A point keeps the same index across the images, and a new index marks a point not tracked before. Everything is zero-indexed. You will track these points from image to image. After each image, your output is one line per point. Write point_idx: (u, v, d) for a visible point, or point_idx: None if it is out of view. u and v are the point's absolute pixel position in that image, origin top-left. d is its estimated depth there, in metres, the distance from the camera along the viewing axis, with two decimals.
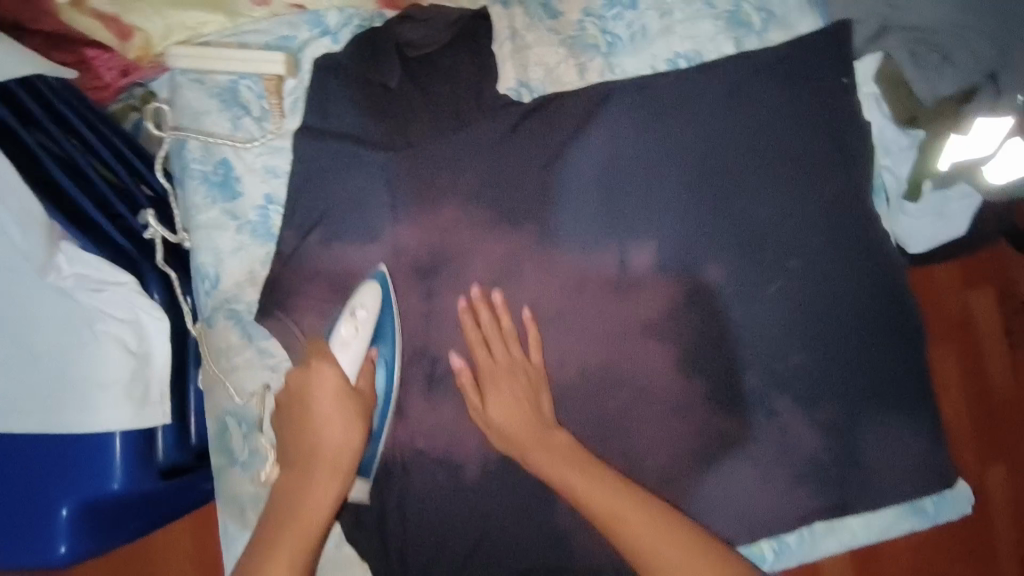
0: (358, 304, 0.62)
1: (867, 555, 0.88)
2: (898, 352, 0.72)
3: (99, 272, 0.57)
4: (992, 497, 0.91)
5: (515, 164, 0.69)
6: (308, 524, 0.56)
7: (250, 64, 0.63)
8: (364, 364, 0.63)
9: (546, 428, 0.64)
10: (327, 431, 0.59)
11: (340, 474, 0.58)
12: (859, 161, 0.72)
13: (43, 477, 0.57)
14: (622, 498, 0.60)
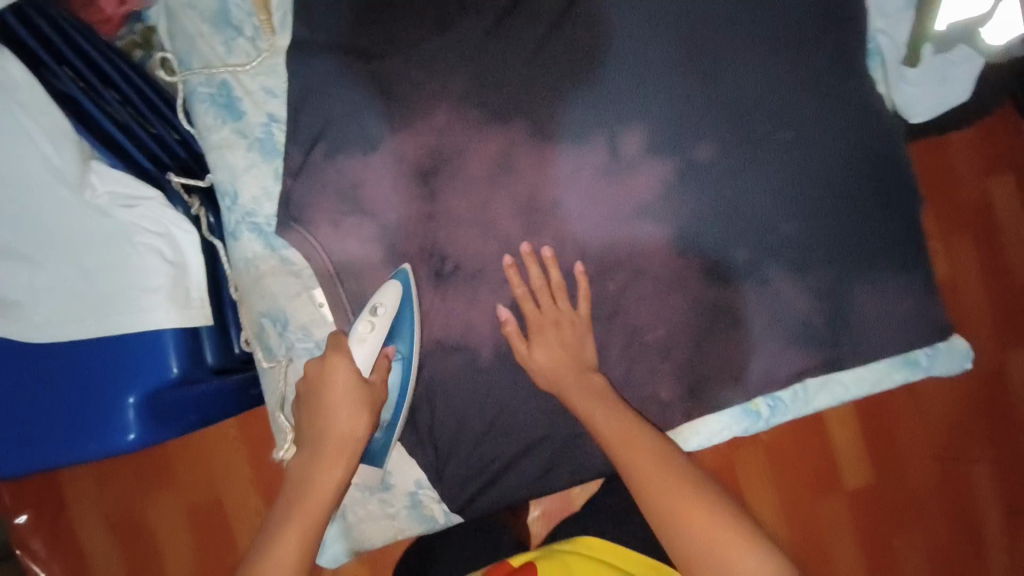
0: (379, 302, 0.65)
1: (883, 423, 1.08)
2: (890, 215, 0.73)
3: (129, 188, 0.61)
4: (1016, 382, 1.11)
5: (505, 58, 0.70)
6: (315, 509, 0.56)
7: None
8: (380, 359, 0.65)
9: (585, 371, 0.68)
10: (338, 417, 0.60)
11: (345, 457, 0.59)
12: (851, 27, 0.74)
13: (97, 374, 0.62)
14: (635, 435, 0.62)
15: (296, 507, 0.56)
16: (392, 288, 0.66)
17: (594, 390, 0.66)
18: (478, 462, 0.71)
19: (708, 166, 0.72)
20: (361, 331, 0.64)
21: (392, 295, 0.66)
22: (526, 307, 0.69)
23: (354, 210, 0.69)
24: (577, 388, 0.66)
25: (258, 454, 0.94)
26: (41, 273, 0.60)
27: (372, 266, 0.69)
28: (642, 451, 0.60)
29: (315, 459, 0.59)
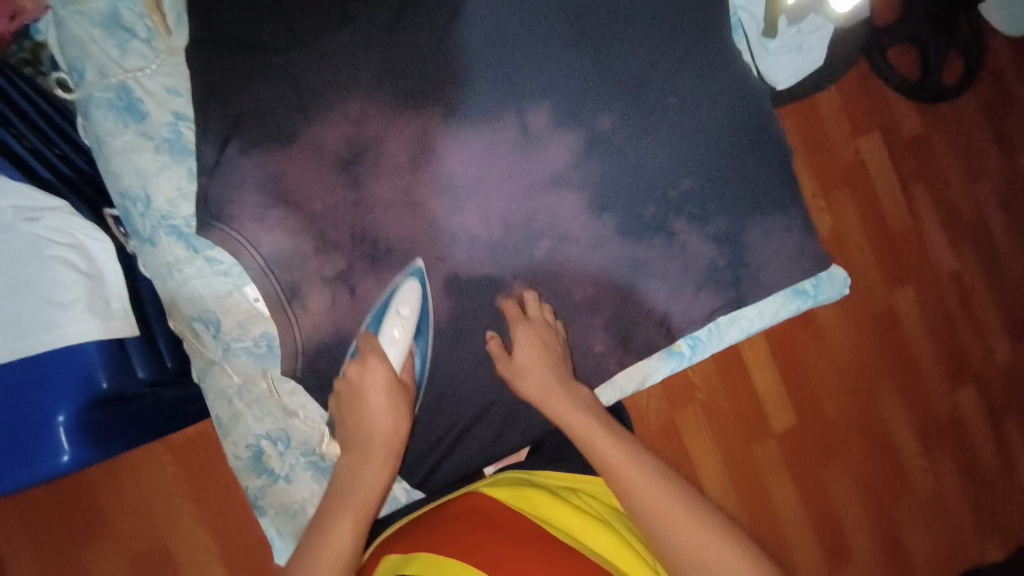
0: (401, 304, 0.70)
1: (802, 365, 1.25)
2: (770, 164, 0.84)
3: (34, 202, 0.60)
4: (907, 311, 1.32)
5: (410, 48, 0.73)
6: (366, 499, 0.63)
7: None
8: (407, 356, 0.71)
9: (569, 378, 0.72)
10: (380, 420, 0.66)
11: (391, 458, 0.66)
12: (715, 3, 0.83)
13: (18, 399, 0.59)
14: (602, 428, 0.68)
15: (351, 494, 0.63)
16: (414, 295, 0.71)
17: (548, 382, 0.70)
18: (433, 434, 0.74)
19: (610, 135, 0.78)
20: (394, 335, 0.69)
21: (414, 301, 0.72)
22: (510, 309, 0.74)
23: (277, 203, 0.69)
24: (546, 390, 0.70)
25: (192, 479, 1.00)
26: None
27: (303, 256, 0.70)
28: (594, 427, 0.68)
29: (364, 460, 0.65)
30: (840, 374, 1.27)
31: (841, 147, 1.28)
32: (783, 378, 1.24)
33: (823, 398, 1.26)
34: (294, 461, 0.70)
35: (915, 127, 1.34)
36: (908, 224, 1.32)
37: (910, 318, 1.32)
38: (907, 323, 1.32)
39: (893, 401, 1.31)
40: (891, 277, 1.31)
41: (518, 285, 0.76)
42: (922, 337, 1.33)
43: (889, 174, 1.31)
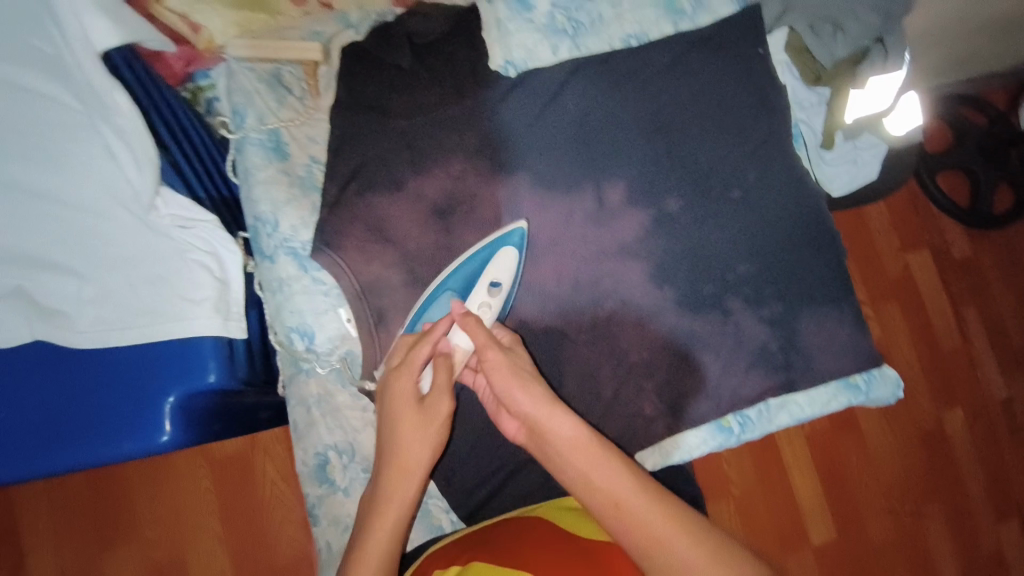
0: (495, 278, 0.77)
1: (842, 477, 1.24)
2: (824, 259, 0.89)
3: (190, 212, 0.70)
4: (956, 434, 1.32)
5: (509, 125, 0.84)
6: (393, 526, 0.61)
7: (294, 50, 0.79)
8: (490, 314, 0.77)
9: (610, 448, 0.62)
10: (408, 439, 0.64)
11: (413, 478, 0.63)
12: (779, 111, 0.91)
13: (138, 378, 0.67)
14: (655, 509, 0.58)
15: (373, 522, 0.61)
16: (512, 255, 0.78)
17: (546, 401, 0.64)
18: (484, 470, 0.77)
19: (676, 217, 0.86)
20: (483, 301, 0.76)
21: (509, 258, 0.78)
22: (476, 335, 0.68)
23: (379, 239, 0.79)
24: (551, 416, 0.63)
25: (223, 491, 1.14)
26: (87, 286, 0.67)
27: (393, 287, 0.79)
28: (646, 497, 0.58)
29: (389, 482, 0.63)
30: (881, 490, 1.26)
31: (888, 259, 1.33)
32: (824, 486, 1.23)
33: (867, 516, 1.25)
34: (355, 475, 0.75)
35: (965, 249, 1.38)
36: (958, 344, 1.35)
37: (959, 443, 1.31)
38: (956, 447, 1.31)
39: (937, 526, 1.28)
40: (941, 398, 1.32)
41: (578, 339, 0.83)
42: (969, 462, 1.31)
43: (938, 290, 1.35)
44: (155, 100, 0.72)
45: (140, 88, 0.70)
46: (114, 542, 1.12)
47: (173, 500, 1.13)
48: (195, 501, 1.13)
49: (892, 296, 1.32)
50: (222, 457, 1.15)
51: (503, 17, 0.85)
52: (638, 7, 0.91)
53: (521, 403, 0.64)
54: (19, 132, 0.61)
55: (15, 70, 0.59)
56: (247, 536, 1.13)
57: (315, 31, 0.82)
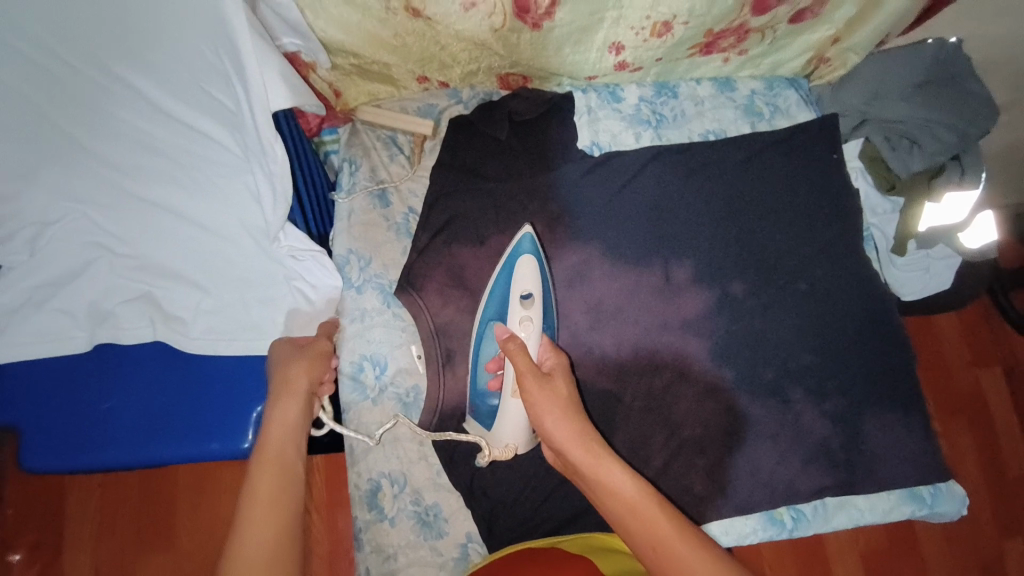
0: (525, 289, 0.76)
1: None
2: (893, 361, 0.88)
3: (304, 244, 0.76)
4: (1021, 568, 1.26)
5: (588, 197, 0.92)
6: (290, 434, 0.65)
7: (411, 124, 0.90)
8: (546, 346, 0.78)
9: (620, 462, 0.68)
10: (301, 367, 0.70)
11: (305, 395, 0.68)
12: (850, 213, 0.94)
13: (233, 387, 0.75)
14: (662, 518, 0.63)
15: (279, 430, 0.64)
16: (529, 263, 0.76)
17: (586, 447, 0.68)
18: (526, 520, 0.79)
19: (740, 301, 0.89)
20: (523, 316, 0.75)
21: (529, 266, 0.76)
22: (517, 361, 0.73)
23: (457, 286, 0.86)
24: (592, 464, 0.67)
25: None
26: (205, 298, 0.77)
27: (464, 332, 0.84)
28: (667, 516, 0.64)
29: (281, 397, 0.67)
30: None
31: (960, 374, 1.34)
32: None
33: None
34: (404, 506, 0.78)
35: None
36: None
37: None
38: None
39: None
40: (1006, 529, 1.28)
41: (633, 406, 0.85)
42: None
43: (1009, 410, 1.33)
44: (296, 145, 0.80)
45: (292, 143, 0.79)
46: (148, 545, 1.17)
47: (209, 513, 1.18)
48: (230, 517, 1.17)
49: (959, 412, 1.32)
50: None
51: (593, 105, 0.94)
52: (718, 106, 0.99)
53: (552, 433, 0.70)
54: (184, 167, 0.73)
55: (192, 116, 0.69)
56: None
57: (428, 105, 0.93)
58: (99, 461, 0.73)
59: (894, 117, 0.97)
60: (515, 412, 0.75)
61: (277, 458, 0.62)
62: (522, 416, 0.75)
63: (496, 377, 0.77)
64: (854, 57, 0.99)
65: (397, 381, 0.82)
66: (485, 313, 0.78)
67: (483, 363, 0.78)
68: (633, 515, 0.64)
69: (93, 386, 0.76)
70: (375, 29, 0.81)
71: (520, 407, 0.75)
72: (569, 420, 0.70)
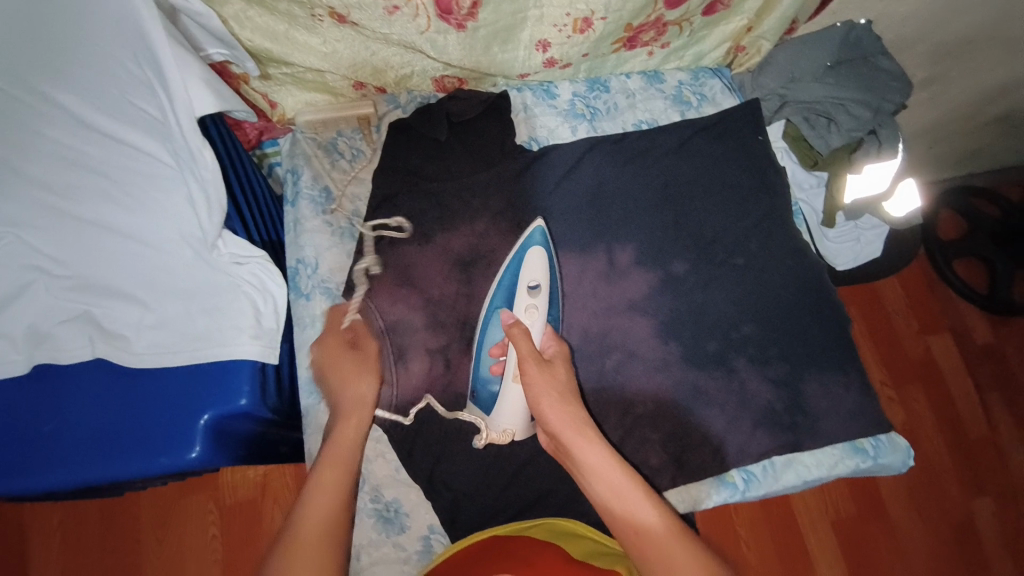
0: (534, 278, 0.81)
1: (860, 559, 1.27)
2: (828, 324, 0.93)
3: (245, 249, 0.78)
4: (982, 520, 1.32)
5: (530, 191, 0.95)
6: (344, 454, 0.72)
7: (350, 107, 0.93)
8: (546, 334, 0.82)
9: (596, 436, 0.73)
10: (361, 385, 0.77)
11: (361, 411, 0.75)
12: (779, 189, 0.98)
13: (178, 399, 0.74)
14: (629, 490, 0.70)
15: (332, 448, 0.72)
16: (540, 255, 0.81)
17: (577, 428, 0.73)
18: (489, 506, 0.80)
19: (682, 279, 0.93)
20: (529, 304, 0.81)
21: (539, 258, 0.81)
22: (520, 346, 0.78)
23: (406, 284, 0.87)
24: (580, 443, 0.72)
25: (230, 536, 1.18)
26: (148, 313, 0.76)
27: (415, 328, 0.85)
28: (629, 485, 0.70)
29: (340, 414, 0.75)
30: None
31: (908, 342, 1.41)
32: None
33: None
34: (364, 504, 0.80)
35: (987, 335, 1.44)
36: (984, 433, 1.38)
37: (985, 528, 1.32)
38: (982, 532, 1.31)
39: None
40: (966, 487, 1.34)
41: (587, 387, 0.87)
42: (1004, 560, 1.30)
43: (959, 373, 1.41)
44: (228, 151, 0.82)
45: (223, 148, 0.81)
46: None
47: (180, 543, 1.17)
48: (201, 545, 1.17)
49: (912, 377, 1.39)
50: (233, 501, 1.20)
51: (529, 103, 1.00)
52: (648, 98, 1.04)
53: (547, 416, 0.75)
54: (117, 182, 0.73)
55: (122, 129, 0.71)
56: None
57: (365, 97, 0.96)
58: (42, 486, 0.71)
59: (811, 99, 1.03)
60: (515, 397, 0.79)
61: (330, 477, 0.70)
62: (519, 402, 0.79)
63: (499, 362, 0.79)
64: (766, 44, 1.04)
65: None
66: (492, 301, 0.82)
67: (487, 349, 0.80)
68: (602, 483, 0.70)
69: (31, 412, 0.74)
70: (303, 38, 0.83)
71: (520, 392, 0.79)
72: (558, 401, 0.74)
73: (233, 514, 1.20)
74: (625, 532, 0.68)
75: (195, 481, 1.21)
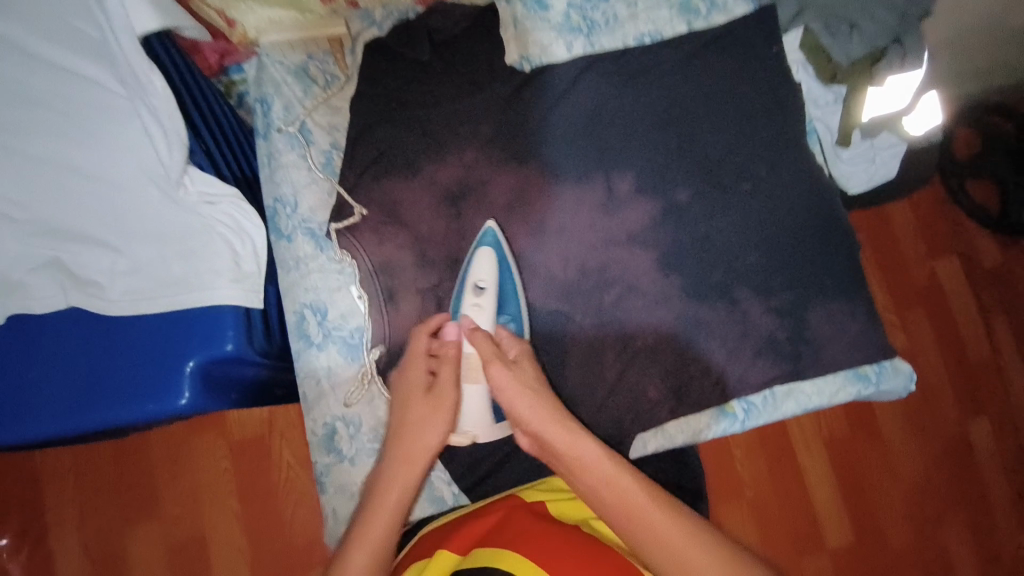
0: (479, 278, 0.81)
1: (854, 480, 1.30)
2: (837, 251, 0.88)
3: (214, 188, 0.74)
4: (977, 440, 1.34)
5: (523, 116, 0.87)
6: (410, 474, 0.71)
7: (320, 28, 0.88)
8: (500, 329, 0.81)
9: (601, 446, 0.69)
10: (425, 406, 0.74)
11: (433, 435, 0.73)
12: (792, 107, 0.91)
13: (162, 346, 0.72)
14: (638, 496, 0.66)
15: (396, 471, 0.71)
16: (488, 255, 0.81)
17: (555, 420, 0.70)
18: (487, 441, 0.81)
19: (685, 207, 0.87)
20: (473, 303, 0.80)
21: (486, 258, 0.81)
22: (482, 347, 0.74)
23: (393, 221, 0.83)
24: (570, 441, 0.69)
25: (242, 473, 1.21)
26: (120, 259, 0.73)
27: (405, 267, 0.82)
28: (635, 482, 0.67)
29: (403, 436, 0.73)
30: (903, 498, 1.31)
31: (915, 268, 1.37)
32: (843, 494, 1.29)
33: (885, 520, 1.30)
34: (362, 445, 0.79)
35: (998, 258, 1.40)
36: (987, 356, 1.37)
37: (980, 447, 1.34)
38: (977, 450, 1.34)
39: (959, 533, 1.31)
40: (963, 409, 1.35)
41: (585, 323, 0.84)
42: (997, 475, 1.34)
43: (966, 298, 1.38)
44: (184, 76, 0.79)
45: (177, 71, 0.78)
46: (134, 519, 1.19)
47: (194, 479, 1.21)
48: (214, 480, 1.21)
49: (917, 304, 1.36)
50: (242, 439, 1.22)
51: (518, 15, 0.89)
52: (652, 7, 0.94)
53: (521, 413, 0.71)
54: (67, 117, 0.68)
55: (69, 59, 0.66)
56: (263, 517, 1.20)
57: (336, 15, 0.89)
58: (35, 435, 0.71)
59: (832, 2, 0.93)
60: (475, 399, 0.77)
61: (390, 497, 0.70)
62: (479, 405, 0.78)
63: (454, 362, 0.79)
64: None
65: (335, 323, 0.81)
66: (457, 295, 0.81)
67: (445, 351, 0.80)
68: (606, 487, 0.67)
69: (15, 363, 0.72)
70: None
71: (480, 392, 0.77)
72: None
73: (244, 452, 1.22)
74: (636, 540, 0.64)
75: (202, 422, 1.22)
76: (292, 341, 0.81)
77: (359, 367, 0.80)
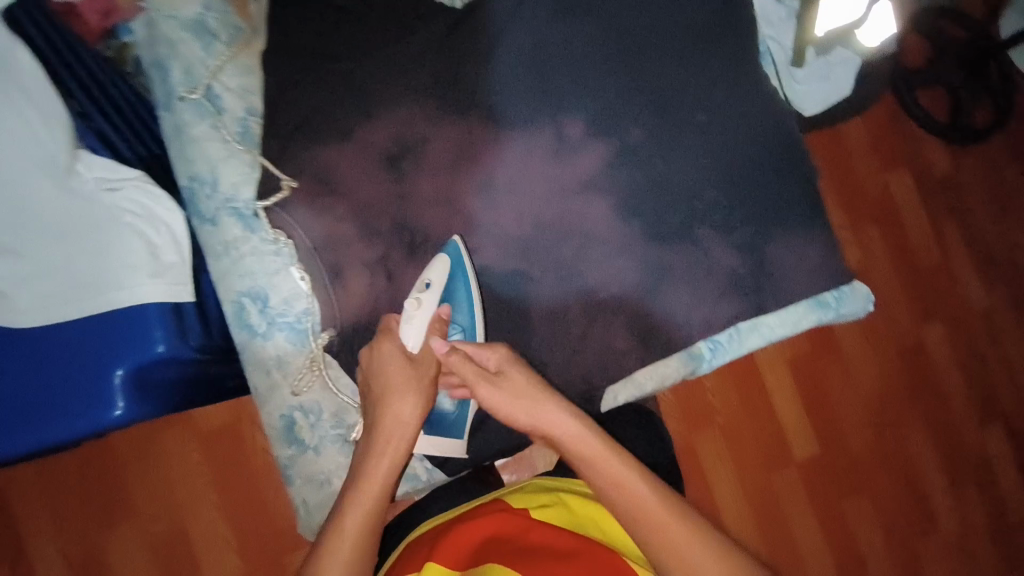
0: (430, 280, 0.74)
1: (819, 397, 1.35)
2: (795, 177, 0.86)
3: (111, 172, 0.70)
4: (930, 345, 1.41)
5: (459, 60, 0.79)
6: (395, 447, 0.70)
7: None
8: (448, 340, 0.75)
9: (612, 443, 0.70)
10: (400, 381, 0.71)
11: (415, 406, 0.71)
12: (742, 28, 0.86)
13: (85, 356, 0.67)
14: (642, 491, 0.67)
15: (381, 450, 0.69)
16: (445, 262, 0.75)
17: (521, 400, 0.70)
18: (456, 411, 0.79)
19: (640, 146, 0.82)
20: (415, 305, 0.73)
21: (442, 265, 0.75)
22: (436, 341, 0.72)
23: (328, 190, 0.76)
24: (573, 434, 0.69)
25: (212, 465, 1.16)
26: (19, 263, 0.66)
27: (348, 241, 0.76)
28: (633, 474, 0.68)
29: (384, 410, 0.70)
30: (863, 407, 1.38)
31: (869, 182, 1.37)
32: (807, 410, 1.35)
33: (849, 432, 1.36)
34: (326, 432, 0.76)
35: (947, 166, 1.42)
36: (939, 265, 1.41)
37: (933, 351, 1.41)
38: (930, 355, 1.41)
39: (915, 434, 1.39)
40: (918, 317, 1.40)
41: (544, 279, 0.81)
42: (949, 376, 1.41)
43: (919, 210, 1.40)
44: (59, 47, 0.72)
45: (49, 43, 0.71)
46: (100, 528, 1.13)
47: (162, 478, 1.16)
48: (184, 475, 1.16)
49: (873, 220, 1.37)
50: (210, 430, 1.17)
51: None
52: None
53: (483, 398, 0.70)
54: None
55: None
56: (244, 507, 1.16)
57: None
58: None
59: None
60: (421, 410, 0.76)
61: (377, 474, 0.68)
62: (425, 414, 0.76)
63: None
64: None
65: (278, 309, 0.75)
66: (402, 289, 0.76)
67: None
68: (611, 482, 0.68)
69: None
70: None
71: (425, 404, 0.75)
72: None
73: (212, 444, 1.17)
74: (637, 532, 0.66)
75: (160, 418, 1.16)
76: (235, 332, 0.76)
77: (309, 352, 0.76)
